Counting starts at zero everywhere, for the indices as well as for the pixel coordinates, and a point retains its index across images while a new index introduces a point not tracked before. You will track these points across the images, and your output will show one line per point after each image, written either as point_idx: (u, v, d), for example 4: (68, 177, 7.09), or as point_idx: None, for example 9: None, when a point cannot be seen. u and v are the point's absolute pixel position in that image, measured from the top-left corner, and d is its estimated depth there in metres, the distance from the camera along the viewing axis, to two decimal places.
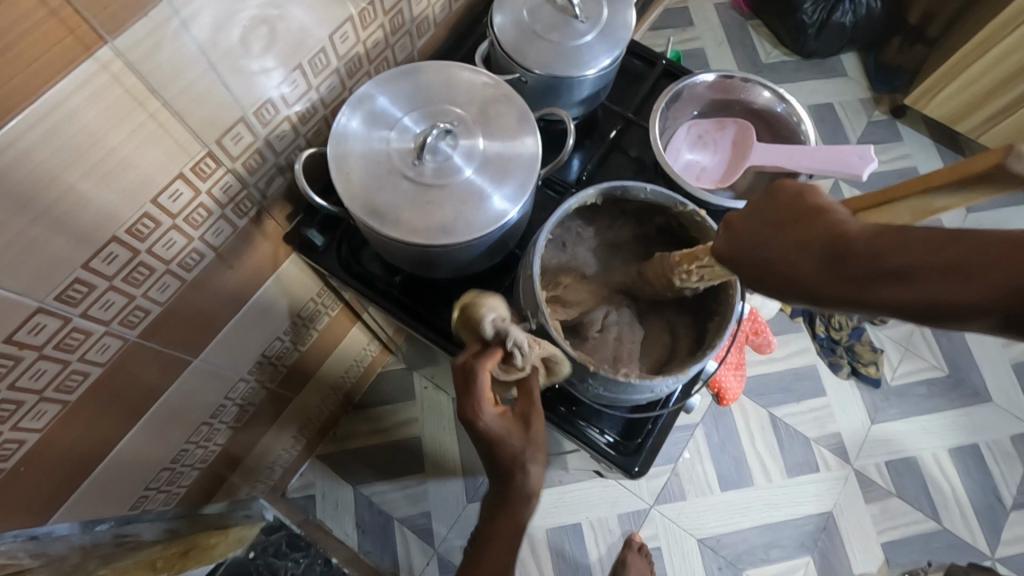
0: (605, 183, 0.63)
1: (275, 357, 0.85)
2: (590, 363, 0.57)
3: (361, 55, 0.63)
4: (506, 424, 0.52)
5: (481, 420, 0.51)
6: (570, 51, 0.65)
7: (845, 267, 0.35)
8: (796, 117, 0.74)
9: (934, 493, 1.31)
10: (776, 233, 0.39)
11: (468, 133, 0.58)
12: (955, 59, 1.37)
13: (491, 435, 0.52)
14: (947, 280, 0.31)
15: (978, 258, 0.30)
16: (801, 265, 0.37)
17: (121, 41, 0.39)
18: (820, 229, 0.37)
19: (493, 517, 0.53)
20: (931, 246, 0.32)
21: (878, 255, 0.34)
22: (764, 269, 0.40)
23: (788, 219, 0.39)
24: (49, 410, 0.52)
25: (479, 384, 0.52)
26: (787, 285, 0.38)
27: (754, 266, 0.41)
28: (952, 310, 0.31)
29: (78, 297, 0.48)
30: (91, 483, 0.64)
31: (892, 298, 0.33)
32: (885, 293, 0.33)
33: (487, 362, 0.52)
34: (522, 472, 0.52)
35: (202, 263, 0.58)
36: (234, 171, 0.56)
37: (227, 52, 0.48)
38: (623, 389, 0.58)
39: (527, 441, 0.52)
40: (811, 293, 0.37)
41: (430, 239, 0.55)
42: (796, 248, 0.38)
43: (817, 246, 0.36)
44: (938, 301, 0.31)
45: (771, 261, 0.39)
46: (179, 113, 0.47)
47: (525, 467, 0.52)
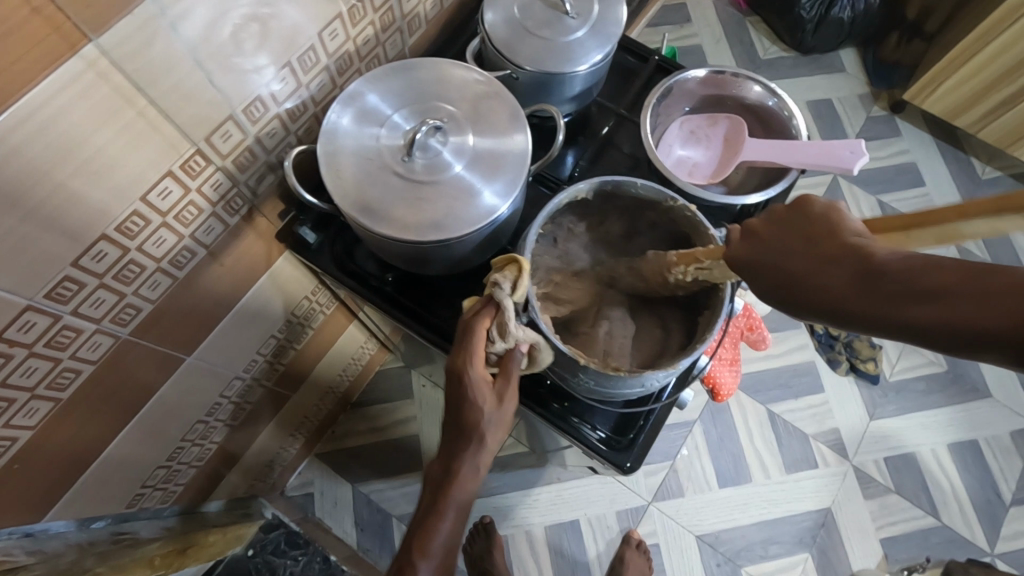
0: (595, 178, 0.64)
1: (271, 355, 0.86)
2: (580, 358, 0.57)
3: (351, 53, 0.63)
4: (479, 392, 0.54)
5: (458, 381, 0.55)
6: (561, 48, 0.65)
7: (872, 283, 0.35)
8: (788, 112, 0.74)
9: (933, 489, 1.31)
10: (804, 246, 0.40)
11: (458, 129, 0.58)
12: (954, 54, 1.36)
13: (461, 396, 0.55)
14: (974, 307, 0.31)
15: (997, 285, 0.31)
16: (826, 278, 0.38)
17: (106, 39, 0.39)
18: (851, 248, 0.38)
19: (437, 484, 0.55)
20: (961, 274, 0.32)
21: (907, 276, 0.34)
22: (782, 279, 0.41)
23: (814, 233, 0.40)
24: (41, 407, 0.52)
25: (466, 345, 0.55)
26: (806, 297, 0.39)
27: (776, 278, 0.41)
28: (974, 337, 0.31)
29: (68, 295, 0.48)
30: (86, 480, 0.64)
31: (907, 317, 0.34)
32: (900, 311, 0.34)
33: (479, 331, 0.55)
34: (475, 443, 0.55)
35: (193, 261, 0.59)
36: (224, 168, 0.56)
37: (215, 50, 0.48)
38: (614, 385, 0.58)
39: (493, 412, 0.55)
40: (826, 306, 0.38)
41: (421, 235, 0.55)
42: (823, 263, 0.38)
43: (840, 261, 0.37)
44: (962, 326, 0.31)
45: (794, 272, 0.40)
46: (167, 111, 0.47)
47: (481, 439, 0.55)
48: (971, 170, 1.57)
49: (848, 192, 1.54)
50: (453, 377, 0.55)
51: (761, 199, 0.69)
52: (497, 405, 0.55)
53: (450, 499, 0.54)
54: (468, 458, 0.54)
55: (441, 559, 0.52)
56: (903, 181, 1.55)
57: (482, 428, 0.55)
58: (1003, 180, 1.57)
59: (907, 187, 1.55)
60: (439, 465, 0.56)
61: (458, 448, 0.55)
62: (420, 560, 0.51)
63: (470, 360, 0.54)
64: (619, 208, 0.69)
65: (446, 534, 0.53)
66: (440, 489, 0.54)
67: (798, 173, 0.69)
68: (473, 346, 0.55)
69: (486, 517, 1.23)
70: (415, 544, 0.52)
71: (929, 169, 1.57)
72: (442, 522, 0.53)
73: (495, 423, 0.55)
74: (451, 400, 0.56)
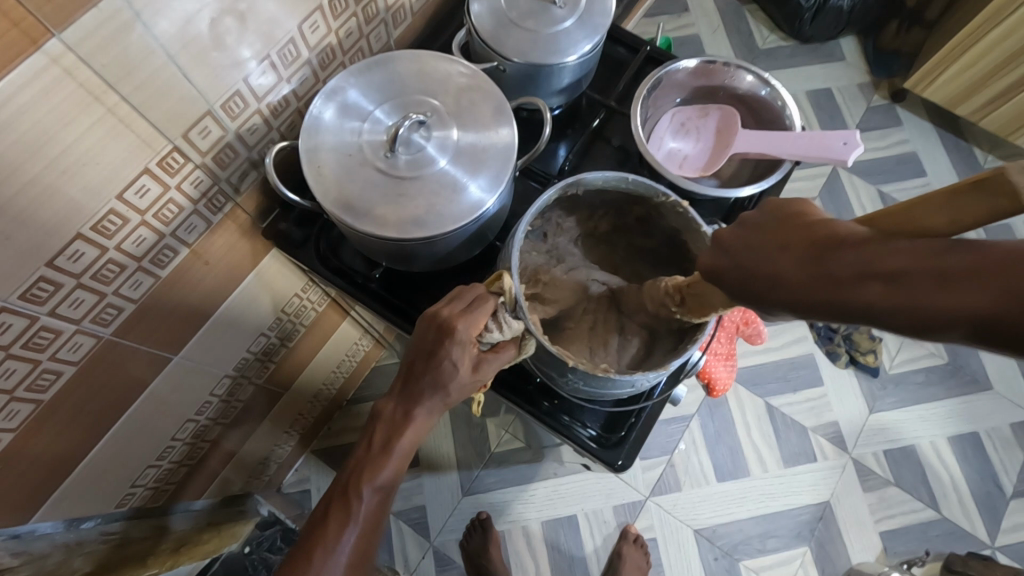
0: (587, 175, 0.62)
1: (262, 353, 0.85)
2: (569, 360, 0.55)
3: (334, 45, 0.62)
4: (456, 361, 0.54)
5: (441, 341, 0.54)
6: (548, 38, 0.64)
7: (833, 269, 0.32)
8: (781, 101, 0.73)
9: (932, 481, 1.31)
10: (761, 240, 0.37)
11: (441, 124, 0.57)
12: (956, 41, 1.34)
13: (439, 357, 0.54)
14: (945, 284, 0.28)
15: (969, 264, 0.27)
16: (786, 271, 0.35)
17: (69, 33, 0.38)
18: (812, 236, 0.35)
19: (389, 425, 0.56)
20: (928, 253, 0.29)
21: (869, 261, 0.31)
22: (745, 277, 0.38)
23: (776, 228, 0.37)
24: (22, 410, 0.52)
25: (467, 317, 0.54)
26: (770, 291, 0.36)
27: (738, 277, 0.38)
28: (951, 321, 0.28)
29: (44, 296, 0.47)
30: (74, 481, 0.64)
31: (874, 304, 0.30)
32: (866, 298, 0.31)
33: (483, 311, 0.55)
34: (427, 406, 0.56)
35: (175, 260, 0.58)
36: (203, 166, 0.55)
37: (190, 45, 0.47)
38: (604, 385, 0.57)
39: (462, 380, 0.55)
40: (790, 299, 0.35)
41: (404, 233, 0.54)
42: (783, 256, 0.35)
43: (801, 252, 0.34)
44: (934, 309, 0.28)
45: (754, 268, 0.37)
46: (140, 108, 0.46)
47: (445, 397, 0.56)
48: (973, 160, 1.56)
49: (847, 183, 1.53)
50: (437, 338, 0.55)
51: (754, 191, 0.67)
52: (470, 376, 0.56)
53: (401, 443, 0.56)
54: (426, 410, 0.56)
55: (382, 492, 0.55)
56: (903, 172, 1.54)
57: (445, 393, 0.56)
58: None
59: (907, 178, 1.53)
60: (393, 406, 0.57)
61: (418, 398, 0.56)
62: (365, 487, 0.54)
63: (462, 336, 0.54)
64: (609, 203, 0.68)
65: (390, 472, 0.55)
66: (393, 428, 0.56)
67: (792, 164, 0.68)
68: (474, 321, 0.54)
69: (484, 513, 1.23)
70: (362, 474, 0.54)
71: (930, 159, 1.55)
72: (390, 460, 0.55)
73: (462, 388, 0.56)
74: (425, 354, 0.55)
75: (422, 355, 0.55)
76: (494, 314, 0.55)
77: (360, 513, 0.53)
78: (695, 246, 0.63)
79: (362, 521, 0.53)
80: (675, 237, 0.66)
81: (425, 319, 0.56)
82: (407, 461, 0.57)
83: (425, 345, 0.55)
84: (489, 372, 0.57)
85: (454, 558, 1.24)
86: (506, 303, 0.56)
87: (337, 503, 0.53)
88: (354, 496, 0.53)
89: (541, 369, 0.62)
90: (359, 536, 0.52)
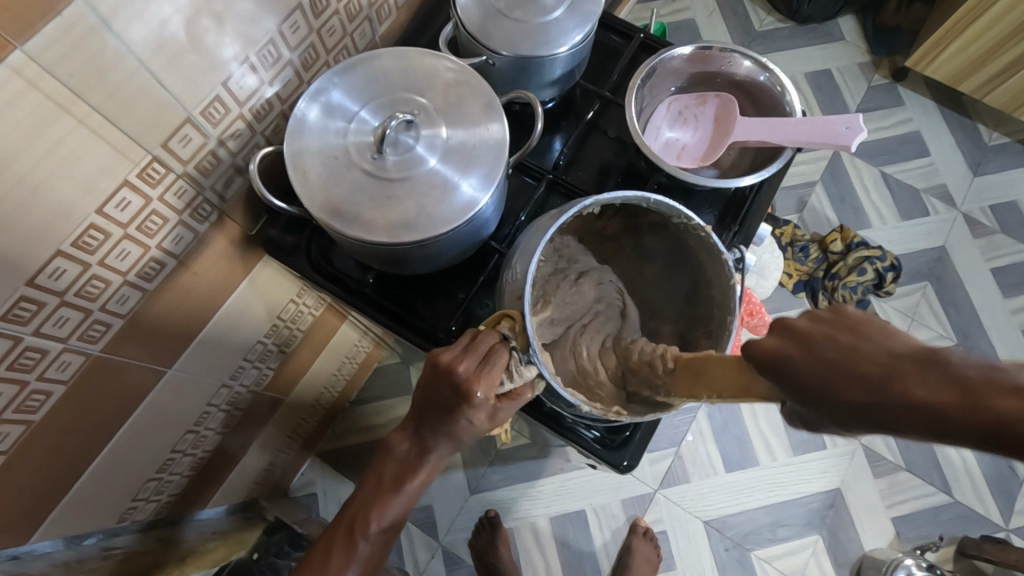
0: (604, 197, 0.56)
1: (259, 361, 0.84)
2: (583, 405, 0.55)
3: (317, 45, 0.60)
4: (474, 418, 0.53)
5: (462, 402, 0.52)
6: (538, 29, 0.62)
7: (950, 371, 0.31)
8: (780, 85, 0.70)
9: (944, 465, 1.29)
10: (846, 338, 0.35)
11: (429, 122, 0.55)
12: (956, 18, 1.31)
13: (455, 417, 0.53)
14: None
15: None
16: (890, 372, 0.33)
17: (31, 44, 0.37)
18: (913, 348, 0.33)
19: (401, 463, 0.55)
20: None
21: (993, 372, 0.30)
22: (828, 371, 0.35)
23: (865, 329, 0.36)
24: (13, 431, 0.51)
25: (482, 376, 0.52)
26: (858, 389, 0.34)
27: (818, 371, 0.36)
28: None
29: (27, 315, 0.46)
30: (71, 499, 0.63)
31: (1004, 413, 0.28)
32: (995, 405, 0.29)
33: (494, 367, 0.52)
34: (438, 450, 0.55)
35: (163, 272, 0.56)
36: (186, 174, 0.53)
37: (163, 51, 0.45)
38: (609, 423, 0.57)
39: (485, 425, 0.54)
40: (892, 402, 0.32)
41: (393, 236, 0.52)
42: (883, 359, 0.33)
43: (900, 356, 0.33)
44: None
45: (844, 367, 0.34)
46: (112, 118, 0.44)
47: (456, 440, 0.54)
48: (977, 137, 1.54)
49: (850, 166, 1.51)
50: (454, 395, 0.52)
51: (756, 180, 0.65)
52: (488, 425, 0.54)
53: (411, 484, 0.55)
54: (440, 447, 0.55)
55: (389, 530, 0.54)
56: (905, 153, 1.52)
57: (453, 430, 0.53)
58: (1010, 146, 1.53)
59: (910, 158, 1.51)
60: (407, 445, 0.56)
61: (433, 441, 0.55)
62: (371, 525, 0.53)
63: (479, 399, 0.52)
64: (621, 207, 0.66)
65: (399, 509, 0.55)
66: (405, 468, 0.55)
67: (794, 151, 0.66)
68: (490, 380, 0.52)
69: (491, 511, 1.23)
70: (369, 510, 0.54)
71: (933, 138, 1.53)
72: (396, 498, 0.54)
73: (476, 434, 0.54)
74: (440, 403, 0.53)
75: (435, 406, 0.54)
76: (504, 368, 0.53)
77: (363, 553, 0.52)
78: (710, 275, 0.62)
79: (363, 558, 0.52)
80: (685, 250, 0.65)
81: (439, 377, 0.53)
82: (415, 499, 0.56)
83: (443, 403, 0.53)
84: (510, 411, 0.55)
85: (463, 558, 1.24)
86: (518, 349, 0.53)
87: (342, 540, 0.53)
88: (359, 534, 0.52)
89: (549, 399, 0.59)
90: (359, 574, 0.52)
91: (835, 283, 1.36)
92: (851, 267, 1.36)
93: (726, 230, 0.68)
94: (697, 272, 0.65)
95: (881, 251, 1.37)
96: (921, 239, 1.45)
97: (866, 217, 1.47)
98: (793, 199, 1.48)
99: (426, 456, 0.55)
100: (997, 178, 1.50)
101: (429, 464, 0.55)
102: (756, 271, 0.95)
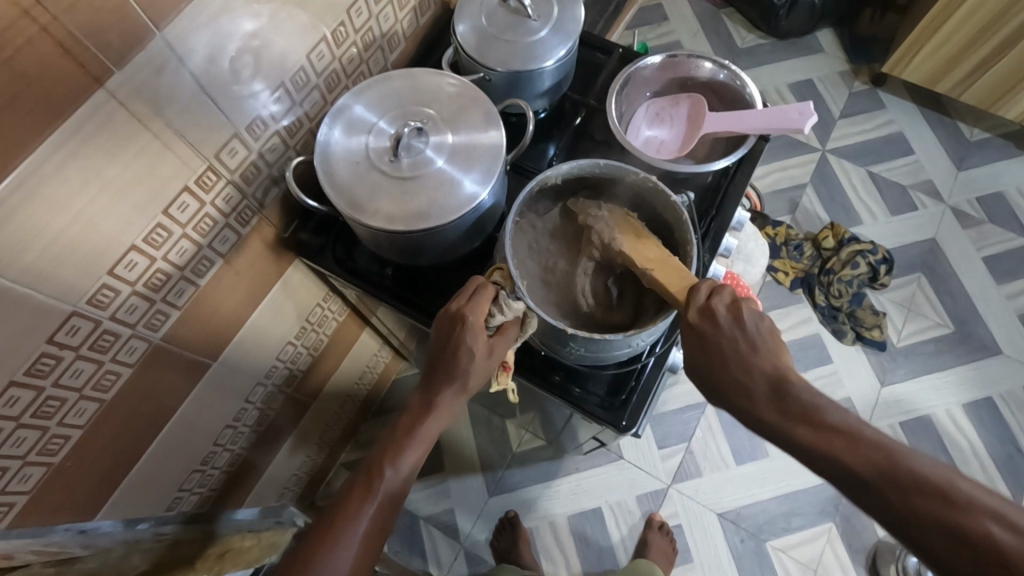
0: (562, 165, 0.70)
1: (289, 361, 0.91)
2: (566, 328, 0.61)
3: (338, 70, 0.70)
4: (469, 347, 0.61)
5: (458, 328, 0.61)
6: (527, 47, 0.71)
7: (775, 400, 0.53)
8: (740, 82, 0.80)
9: (952, 450, 1.32)
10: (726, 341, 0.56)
11: (436, 130, 0.64)
12: (936, 11, 1.37)
13: (457, 344, 0.61)
14: (946, 505, 0.43)
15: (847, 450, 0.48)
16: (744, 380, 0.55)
17: (125, 71, 0.47)
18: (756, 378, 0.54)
19: (413, 414, 0.63)
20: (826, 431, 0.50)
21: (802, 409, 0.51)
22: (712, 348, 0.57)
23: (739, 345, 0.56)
24: (88, 408, 0.58)
25: (472, 302, 0.61)
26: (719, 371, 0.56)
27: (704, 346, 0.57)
28: (930, 524, 0.43)
29: (106, 301, 0.54)
30: (131, 480, 0.70)
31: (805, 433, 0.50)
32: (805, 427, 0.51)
33: (480, 298, 0.61)
34: (442, 397, 0.63)
35: (212, 269, 0.65)
36: (233, 183, 0.63)
37: (217, 77, 0.55)
38: (601, 347, 0.63)
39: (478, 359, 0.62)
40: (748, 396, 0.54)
41: (409, 225, 0.61)
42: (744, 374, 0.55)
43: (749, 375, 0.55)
44: (900, 505, 0.45)
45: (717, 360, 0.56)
46: (179, 132, 0.54)
47: (463, 384, 0.62)
48: (960, 134, 1.61)
49: (838, 167, 1.58)
50: (452, 329, 0.61)
51: (728, 164, 0.73)
52: (486, 357, 0.62)
53: (422, 428, 0.62)
54: (448, 396, 0.63)
55: (405, 477, 0.61)
56: (889, 152, 1.59)
57: (462, 373, 0.62)
58: (992, 141, 1.60)
59: (895, 157, 1.59)
60: (416, 398, 0.64)
61: (438, 386, 0.63)
62: (386, 469, 0.60)
63: (472, 322, 0.61)
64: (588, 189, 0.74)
65: (413, 457, 0.62)
66: (416, 417, 0.63)
67: (756, 138, 0.75)
68: (478, 307, 0.61)
69: (511, 512, 1.28)
70: (385, 454, 0.61)
71: (916, 137, 1.60)
72: (411, 444, 0.62)
73: (479, 370, 0.62)
74: (444, 346, 0.62)
75: (441, 350, 0.63)
76: (492, 300, 0.62)
77: (380, 489, 0.59)
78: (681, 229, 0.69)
79: (380, 497, 0.59)
80: (655, 214, 0.72)
81: (443, 320, 0.62)
82: (426, 451, 0.63)
83: (444, 336, 0.62)
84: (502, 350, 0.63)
85: (485, 558, 1.28)
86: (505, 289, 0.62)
87: (360, 483, 0.60)
88: (377, 474, 0.60)
89: (546, 344, 0.68)
90: (379, 509, 0.58)
91: (831, 277, 1.43)
92: (845, 261, 1.42)
93: (705, 215, 0.75)
94: (671, 234, 0.71)
95: (873, 245, 1.44)
96: (911, 232, 1.51)
97: (855, 214, 1.53)
98: (784, 200, 1.55)
99: (432, 412, 0.63)
100: (982, 171, 1.56)
101: (431, 419, 0.63)
102: (744, 260, 1.02)
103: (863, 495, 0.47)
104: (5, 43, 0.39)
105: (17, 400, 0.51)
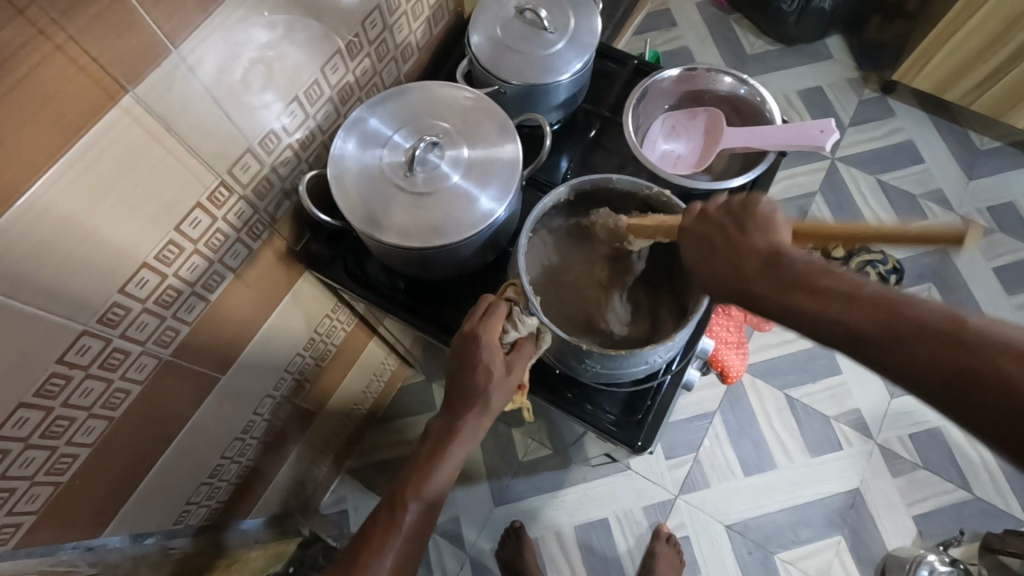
0: (574, 181, 0.69)
1: (297, 372, 0.90)
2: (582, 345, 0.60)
3: (352, 83, 0.69)
4: (486, 367, 0.60)
5: (473, 346, 0.60)
6: (543, 60, 0.70)
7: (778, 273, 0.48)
8: (759, 96, 0.79)
9: (963, 463, 1.30)
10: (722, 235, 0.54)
11: (452, 144, 0.63)
12: (949, 18, 1.35)
13: (473, 363, 0.60)
14: (967, 342, 0.38)
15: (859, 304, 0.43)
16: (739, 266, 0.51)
17: (140, 88, 0.46)
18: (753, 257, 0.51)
19: (435, 435, 0.62)
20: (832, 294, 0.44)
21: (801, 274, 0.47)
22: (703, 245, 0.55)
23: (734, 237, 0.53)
24: (97, 426, 0.57)
25: (486, 320, 0.60)
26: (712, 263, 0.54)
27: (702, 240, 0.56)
28: (936, 369, 0.39)
29: (117, 319, 0.53)
30: (140, 495, 0.69)
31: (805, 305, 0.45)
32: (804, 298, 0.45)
33: (495, 316, 0.60)
34: (468, 419, 0.61)
35: (223, 284, 0.64)
36: (245, 197, 0.62)
37: (231, 90, 0.54)
38: (619, 364, 0.62)
39: (497, 380, 0.61)
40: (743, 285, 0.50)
41: (424, 241, 0.60)
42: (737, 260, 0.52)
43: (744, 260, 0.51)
44: (909, 356, 0.40)
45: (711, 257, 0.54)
46: (192, 146, 0.53)
47: (485, 405, 0.61)
48: (970, 143, 1.59)
49: (847, 175, 1.57)
50: (467, 350, 0.60)
51: (746, 181, 0.72)
52: (504, 375, 0.61)
53: (448, 453, 0.61)
54: (469, 426, 0.62)
55: (427, 504, 0.60)
56: (899, 161, 1.58)
57: (482, 393, 0.61)
58: (1002, 150, 1.58)
59: (905, 165, 1.57)
60: (439, 421, 0.63)
61: (461, 412, 0.61)
62: (412, 498, 0.60)
63: (487, 341, 0.60)
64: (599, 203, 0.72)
65: (437, 483, 0.61)
66: (439, 441, 0.62)
67: (775, 155, 0.74)
68: (492, 325, 0.60)
69: (517, 521, 1.26)
70: (410, 482, 0.61)
71: (926, 146, 1.59)
72: (439, 471, 0.61)
73: (500, 390, 0.61)
74: (460, 366, 0.61)
75: (456, 370, 0.62)
76: (506, 317, 0.61)
77: (402, 526, 0.59)
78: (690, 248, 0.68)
79: (406, 530, 0.58)
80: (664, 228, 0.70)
81: (458, 339, 0.61)
82: (453, 473, 0.62)
83: (459, 355, 0.61)
84: (518, 371, 0.62)
85: (491, 567, 1.27)
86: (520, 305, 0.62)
87: (381, 529, 0.59)
88: (400, 507, 0.59)
89: (561, 362, 0.66)
90: (402, 544, 0.58)
91: None
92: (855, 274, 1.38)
93: None
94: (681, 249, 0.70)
95: (884, 256, 1.41)
96: None
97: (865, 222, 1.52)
98: (793, 208, 1.54)
99: (455, 440, 0.61)
100: (992, 180, 1.55)
101: (450, 441, 0.61)
102: None
103: (866, 351, 0.42)
104: (18, 62, 0.38)
105: (26, 421, 0.50)
